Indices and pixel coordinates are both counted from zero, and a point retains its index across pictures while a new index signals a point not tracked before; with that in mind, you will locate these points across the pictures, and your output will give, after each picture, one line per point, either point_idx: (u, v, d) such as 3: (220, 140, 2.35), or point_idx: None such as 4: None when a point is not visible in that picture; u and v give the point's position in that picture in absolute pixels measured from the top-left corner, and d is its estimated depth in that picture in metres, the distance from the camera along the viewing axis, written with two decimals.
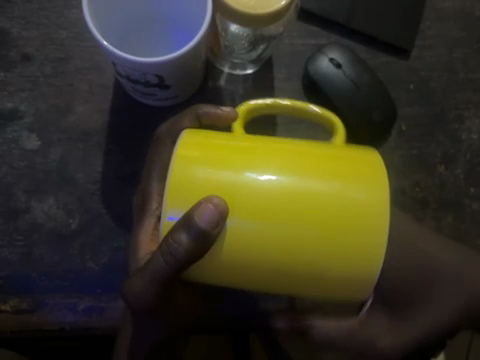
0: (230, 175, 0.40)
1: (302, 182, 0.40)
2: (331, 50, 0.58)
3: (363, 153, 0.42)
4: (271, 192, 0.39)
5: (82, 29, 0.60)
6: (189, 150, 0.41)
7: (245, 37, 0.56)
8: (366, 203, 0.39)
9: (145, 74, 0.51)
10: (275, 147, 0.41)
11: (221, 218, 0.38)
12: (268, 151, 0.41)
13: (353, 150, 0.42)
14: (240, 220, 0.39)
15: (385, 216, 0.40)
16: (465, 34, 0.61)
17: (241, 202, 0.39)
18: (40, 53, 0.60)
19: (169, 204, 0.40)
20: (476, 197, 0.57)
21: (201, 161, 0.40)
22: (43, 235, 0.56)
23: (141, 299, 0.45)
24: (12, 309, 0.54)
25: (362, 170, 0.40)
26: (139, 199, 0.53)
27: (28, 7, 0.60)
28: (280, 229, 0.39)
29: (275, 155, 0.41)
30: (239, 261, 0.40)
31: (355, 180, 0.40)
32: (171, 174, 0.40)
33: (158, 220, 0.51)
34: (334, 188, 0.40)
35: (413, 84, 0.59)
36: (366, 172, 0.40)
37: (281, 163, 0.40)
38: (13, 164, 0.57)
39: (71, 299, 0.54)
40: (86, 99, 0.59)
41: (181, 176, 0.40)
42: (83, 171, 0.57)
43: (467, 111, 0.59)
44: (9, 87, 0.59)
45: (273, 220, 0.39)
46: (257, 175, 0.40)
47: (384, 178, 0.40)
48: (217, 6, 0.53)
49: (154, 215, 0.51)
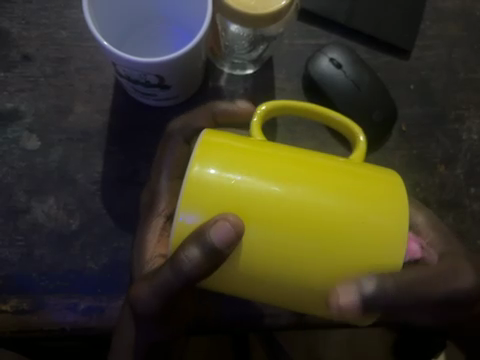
0: (246, 184, 0.38)
1: (319, 200, 0.38)
2: (331, 50, 0.58)
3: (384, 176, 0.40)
4: (286, 208, 0.37)
5: (82, 29, 0.60)
6: (207, 152, 0.39)
7: (245, 37, 0.56)
8: (383, 229, 0.38)
9: (145, 74, 0.51)
10: (295, 157, 0.39)
11: (237, 237, 0.37)
12: (287, 162, 0.39)
13: (375, 172, 0.40)
14: (255, 235, 0.37)
15: (400, 245, 0.38)
16: (465, 34, 0.61)
17: (256, 216, 0.37)
18: (40, 53, 0.60)
19: (182, 207, 0.38)
20: (477, 197, 0.57)
21: (218, 165, 0.38)
22: (43, 235, 0.56)
23: (146, 306, 0.44)
24: (12, 309, 0.53)
25: (382, 193, 0.39)
26: (146, 198, 0.53)
27: (29, 7, 0.60)
28: (294, 247, 0.37)
29: (293, 168, 0.39)
30: (252, 276, 0.38)
31: (375, 205, 0.38)
32: (188, 178, 0.38)
33: (166, 220, 0.51)
34: (355, 207, 0.38)
35: (413, 84, 0.60)
36: (386, 196, 0.39)
37: (298, 176, 0.38)
38: (13, 164, 0.57)
39: (71, 299, 0.54)
40: (86, 99, 0.59)
41: (194, 180, 0.38)
42: (83, 172, 0.57)
43: (467, 111, 0.59)
44: (9, 87, 0.59)
45: (287, 238, 0.37)
46: (272, 188, 0.38)
47: (404, 204, 0.39)
48: (218, 6, 0.53)
49: (162, 215, 0.51)
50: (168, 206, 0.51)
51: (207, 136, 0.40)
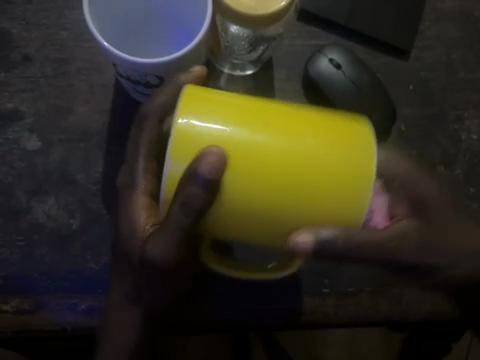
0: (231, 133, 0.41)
1: (294, 143, 0.41)
2: (331, 51, 0.58)
3: (352, 125, 0.43)
4: (266, 152, 0.41)
5: (82, 29, 0.61)
6: (192, 104, 0.42)
7: (245, 37, 0.56)
8: (351, 169, 0.41)
9: (145, 75, 0.51)
10: (273, 110, 0.42)
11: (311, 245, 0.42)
12: (274, 121, 0.41)
13: (345, 121, 0.43)
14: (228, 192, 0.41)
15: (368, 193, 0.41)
16: (464, 34, 0.61)
17: (238, 164, 0.41)
18: (40, 53, 0.60)
19: (173, 157, 0.41)
20: (476, 197, 0.57)
21: (201, 117, 0.41)
22: (43, 235, 0.56)
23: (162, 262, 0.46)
24: (13, 309, 0.54)
25: (344, 135, 0.42)
26: (124, 177, 0.51)
27: (29, 7, 0.61)
28: (270, 192, 0.41)
29: (276, 121, 0.41)
30: (232, 218, 0.42)
31: (338, 149, 0.41)
32: (175, 129, 0.41)
33: (147, 195, 0.50)
34: (317, 149, 0.41)
35: (413, 84, 0.60)
36: (351, 139, 0.42)
37: (279, 128, 0.41)
38: (14, 164, 0.57)
39: (71, 299, 0.54)
40: (86, 100, 0.59)
41: (180, 130, 0.41)
42: (84, 172, 0.57)
43: (466, 112, 0.59)
44: (10, 87, 0.59)
45: (264, 185, 0.41)
46: (261, 136, 0.41)
47: (369, 144, 0.42)
48: (217, 6, 0.53)
49: (143, 191, 0.49)
50: (147, 182, 0.50)
51: (190, 90, 0.43)
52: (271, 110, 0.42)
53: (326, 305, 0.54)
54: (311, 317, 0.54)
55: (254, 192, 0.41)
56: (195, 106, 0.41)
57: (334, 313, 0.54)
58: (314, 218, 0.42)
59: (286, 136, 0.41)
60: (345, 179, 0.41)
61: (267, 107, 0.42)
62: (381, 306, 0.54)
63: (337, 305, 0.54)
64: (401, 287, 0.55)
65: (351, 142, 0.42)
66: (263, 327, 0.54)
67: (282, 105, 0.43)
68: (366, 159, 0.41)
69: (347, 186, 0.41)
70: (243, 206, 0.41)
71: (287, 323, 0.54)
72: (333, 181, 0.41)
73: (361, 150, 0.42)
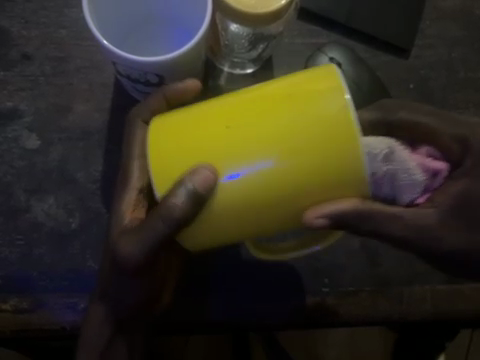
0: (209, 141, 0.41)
1: (271, 125, 0.40)
2: (331, 50, 0.58)
3: (317, 74, 0.41)
4: (249, 146, 0.40)
5: (81, 28, 0.60)
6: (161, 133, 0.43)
7: (245, 37, 0.56)
8: (331, 121, 0.39)
9: (145, 73, 0.51)
10: (240, 101, 0.41)
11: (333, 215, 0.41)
12: (242, 113, 0.41)
13: (309, 73, 0.41)
14: (228, 195, 0.41)
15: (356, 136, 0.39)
16: (464, 33, 0.61)
17: (226, 167, 0.41)
18: (40, 52, 0.60)
19: (157, 186, 0.42)
20: None
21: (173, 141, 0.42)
22: (42, 234, 0.56)
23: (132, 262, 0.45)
24: (13, 308, 0.54)
25: (310, 91, 0.40)
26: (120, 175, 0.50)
27: (28, 6, 0.61)
28: (269, 179, 0.40)
29: (245, 111, 0.41)
30: (243, 216, 0.42)
31: (310, 108, 0.40)
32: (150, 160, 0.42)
33: (139, 191, 0.49)
34: (294, 118, 0.40)
35: (413, 84, 0.60)
36: (318, 91, 0.40)
37: (250, 118, 0.40)
38: (13, 163, 0.57)
39: (71, 298, 0.54)
40: (86, 99, 0.59)
41: (154, 160, 0.42)
42: (83, 171, 0.57)
43: (467, 111, 0.59)
44: (9, 86, 0.59)
45: (261, 177, 0.40)
46: (238, 132, 0.40)
47: (338, 88, 0.40)
48: (217, 4, 0.53)
49: (135, 187, 0.49)
50: (141, 178, 0.49)
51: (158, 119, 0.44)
52: (234, 102, 0.42)
53: (326, 305, 0.54)
54: (311, 317, 0.54)
55: (254, 181, 0.40)
56: (164, 131, 0.43)
57: (334, 313, 0.54)
58: (324, 182, 0.40)
59: (261, 122, 0.40)
60: (333, 136, 0.39)
61: (235, 101, 0.42)
62: (382, 306, 0.54)
63: (337, 305, 0.54)
64: (401, 287, 0.55)
65: (320, 94, 0.40)
66: (263, 327, 0.54)
67: (249, 91, 0.42)
68: (340, 104, 0.39)
69: (336, 141, 0.39)
70: (252, 203, 0.41)
71: (288, 323, 0.54)
72: (322, 143, 0.39)
73: (332, 98, 0.39)
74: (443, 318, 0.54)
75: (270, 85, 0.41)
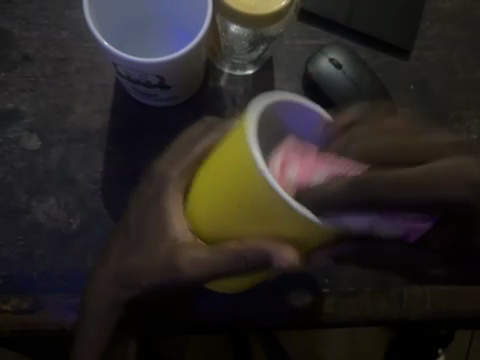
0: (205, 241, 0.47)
1: (232, 217, 0.42)
2: (331, 51, 0.58)
3: (232, 155, 0.40)
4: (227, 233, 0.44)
5: (82, 29, 0.61)
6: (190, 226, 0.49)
7: (246, 37, 0.57)
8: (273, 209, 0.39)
9: (145, 74, 0.51)
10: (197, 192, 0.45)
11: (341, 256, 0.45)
12: (207, 212, 0.44)
13: (229, 149, 0.40)
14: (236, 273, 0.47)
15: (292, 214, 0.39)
16: (464, 34, 0.61)
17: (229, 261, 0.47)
18: (40, 53, 0.60)
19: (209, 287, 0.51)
20: None
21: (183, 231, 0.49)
22: (43, 235, 0.56)
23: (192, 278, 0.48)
24: (13, 309, 0.54)
25: (241, 186, 0.40)
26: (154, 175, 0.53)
27: (29, 7, 0.61)
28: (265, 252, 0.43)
29: (207, 210, 0.44)
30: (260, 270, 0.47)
31: (246, 203, 0.40)
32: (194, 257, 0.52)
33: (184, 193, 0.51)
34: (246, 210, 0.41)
35: (413, 84, 0.60)
36: (243, 184, 0.39)
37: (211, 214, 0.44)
38: (14, 164, 0.57)
39: (71, 298, 0.54)
40: (86, 100, 0.59)
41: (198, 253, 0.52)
42: (83, 171, 0.57)
43: (467, 111, 0.59)
44: (9, 87, 0.59)
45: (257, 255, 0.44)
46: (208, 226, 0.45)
47: (257, 177, 0.38)
48: (217, 6, 0.53)
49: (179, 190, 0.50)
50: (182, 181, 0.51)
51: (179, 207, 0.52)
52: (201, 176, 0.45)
53: (325, 306, 0.54)
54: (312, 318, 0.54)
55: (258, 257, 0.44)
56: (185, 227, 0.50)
57: (334, 314, 0.54)
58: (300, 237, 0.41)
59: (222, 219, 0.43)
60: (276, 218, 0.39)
61: (198, 190, 0.45)
62: (382, 306, 0.54)
63: (338, 306, 0.54)
64: (401, 287, 0.55)
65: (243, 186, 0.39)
66: (262, 328, 0.54)
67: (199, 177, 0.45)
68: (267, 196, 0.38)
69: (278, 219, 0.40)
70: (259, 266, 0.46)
71: (287, 323, 0.54)
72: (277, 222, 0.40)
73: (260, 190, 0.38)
74: (444, 318, 0.54)
75: (219, 159, 0.42)
